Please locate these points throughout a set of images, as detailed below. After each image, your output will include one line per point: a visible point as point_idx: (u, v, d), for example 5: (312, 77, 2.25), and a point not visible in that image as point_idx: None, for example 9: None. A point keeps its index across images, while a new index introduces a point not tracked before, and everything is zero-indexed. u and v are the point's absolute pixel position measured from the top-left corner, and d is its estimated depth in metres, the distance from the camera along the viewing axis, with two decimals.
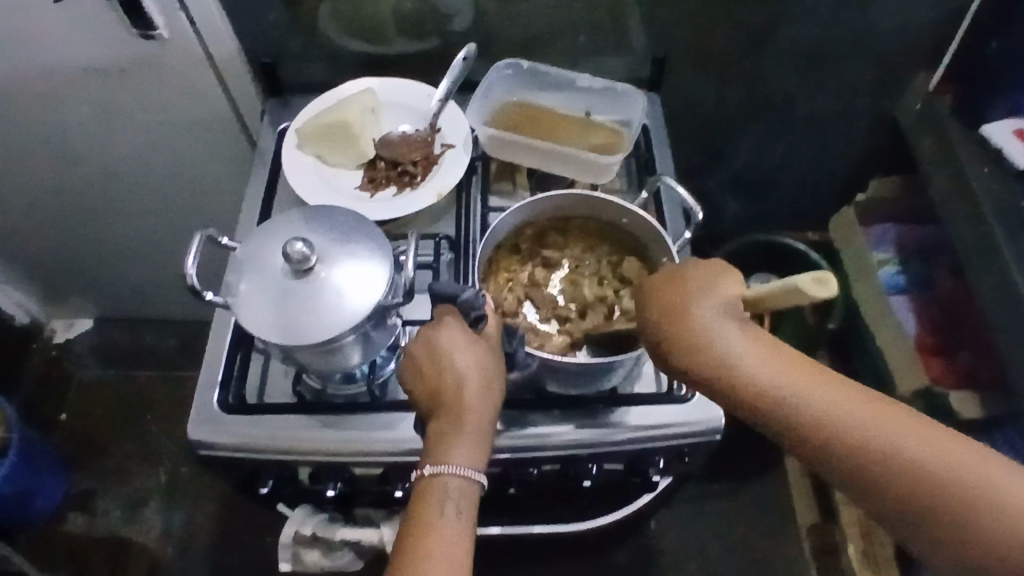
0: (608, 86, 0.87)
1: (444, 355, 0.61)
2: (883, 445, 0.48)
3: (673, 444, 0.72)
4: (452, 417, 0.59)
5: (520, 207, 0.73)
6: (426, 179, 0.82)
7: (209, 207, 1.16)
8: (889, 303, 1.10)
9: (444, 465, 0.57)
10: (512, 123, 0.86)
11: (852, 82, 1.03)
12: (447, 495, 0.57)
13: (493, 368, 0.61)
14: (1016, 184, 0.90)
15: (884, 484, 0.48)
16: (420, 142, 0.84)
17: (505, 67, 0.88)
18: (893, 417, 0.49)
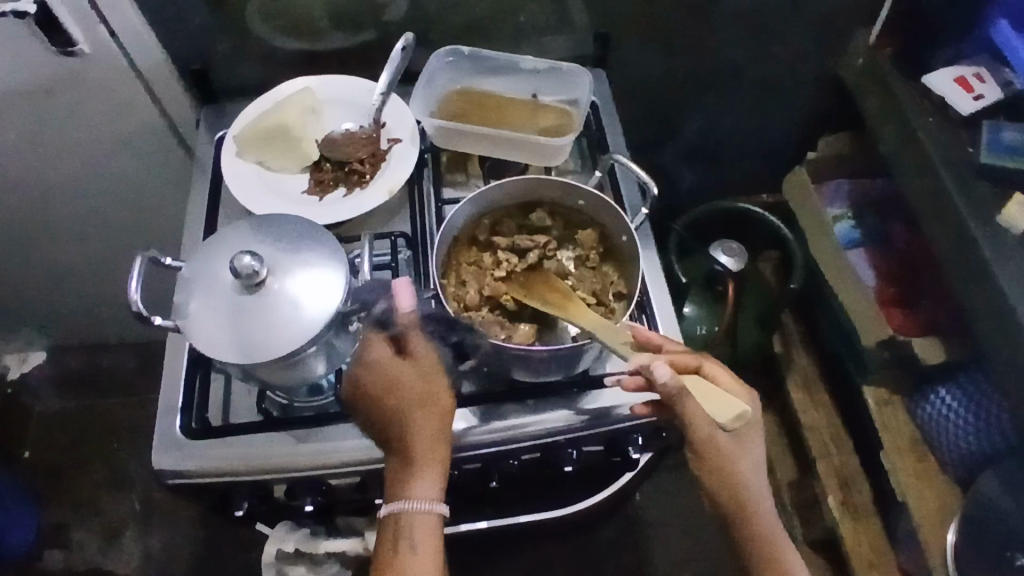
0: (553, 67, 0.85)
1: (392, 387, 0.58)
2: (757, 517, 0.62)
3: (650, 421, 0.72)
4: (404, 451, 0.58)
5: (473, 198, 0.72)
6: (375, 176, 0.80)
7: (154, 224, 1.11)
8: (849, 259, 1.10)
9: (400, 501, 0.57)
10: (458, 112, 0.84)
11: (795, 41, 1.03)
12: (407, 530, 0.57)
13: (438, 390, 0.59)
14: (961, 132, 0.90)
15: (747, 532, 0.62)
16: (365, 139, 0.81)
17: (446, 55, 0.86)
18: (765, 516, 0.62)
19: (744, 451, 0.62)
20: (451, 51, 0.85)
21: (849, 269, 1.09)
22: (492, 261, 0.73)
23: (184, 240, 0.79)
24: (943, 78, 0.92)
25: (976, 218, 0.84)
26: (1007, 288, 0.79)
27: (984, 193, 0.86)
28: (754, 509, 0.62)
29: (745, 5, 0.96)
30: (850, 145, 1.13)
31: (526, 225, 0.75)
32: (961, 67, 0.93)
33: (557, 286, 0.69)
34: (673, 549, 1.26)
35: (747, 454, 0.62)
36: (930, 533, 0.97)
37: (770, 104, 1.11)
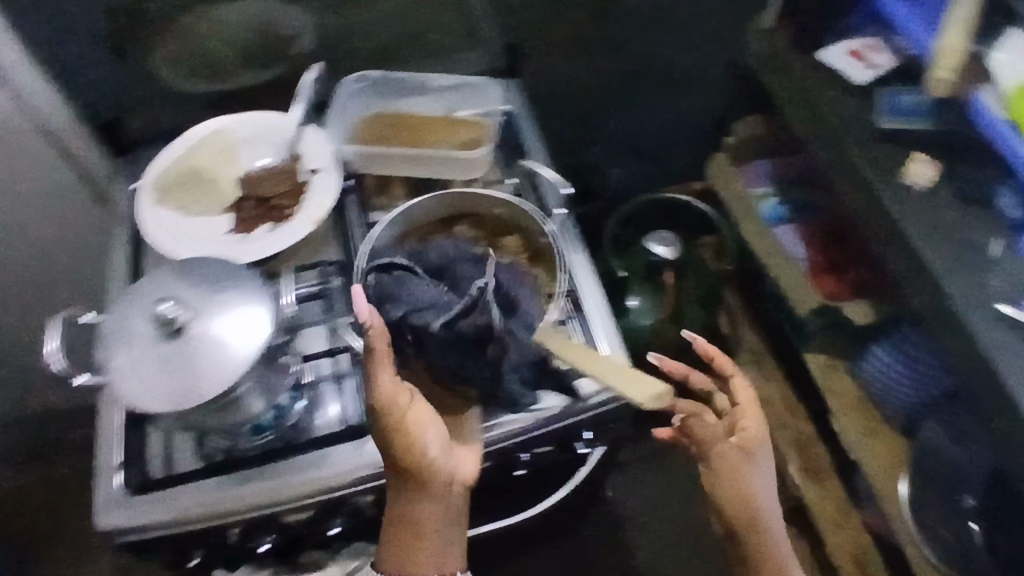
0: (461, 81, 0.88)
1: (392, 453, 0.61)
2: (761, 531, 0.66)
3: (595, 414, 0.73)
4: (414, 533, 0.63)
5: (390, 219, 0.74)
6: (295, 208, 0.79)
7: None
8: (777, 236, 1.15)
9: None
10: (374, 136, 0.85)
11: (697, 30, 1.06)
12: None
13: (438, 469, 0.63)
14: (859, 99, 0.94)
15: (748, 545, 0.66)
16: (284, 173, 0.81)
17: (355, 82, 0.88)
18: (772, 532, 0.67)
19: (743, 474, 0.68)
20: (360, 77, 0.87)
21: (778, 246, 1.14)
22: None
23: (108, 293, 0.78)
24: (836, 53, 0.97)
25: (883, 179, 0.88)
26: (918, 242, 0.83)
27: (889, 153, 0.89)
28: (760, 531, 0.66)
29: (642, 1, 0.99)
30: (764, 127, 1.17)
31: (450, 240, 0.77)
32: (850, 42, 0.98)
33: None
34: (650, 539, 1.27)
35: (751, 473, 0.68)
36: (885, 488, 1.00)
37: (684, 94, 1.15)
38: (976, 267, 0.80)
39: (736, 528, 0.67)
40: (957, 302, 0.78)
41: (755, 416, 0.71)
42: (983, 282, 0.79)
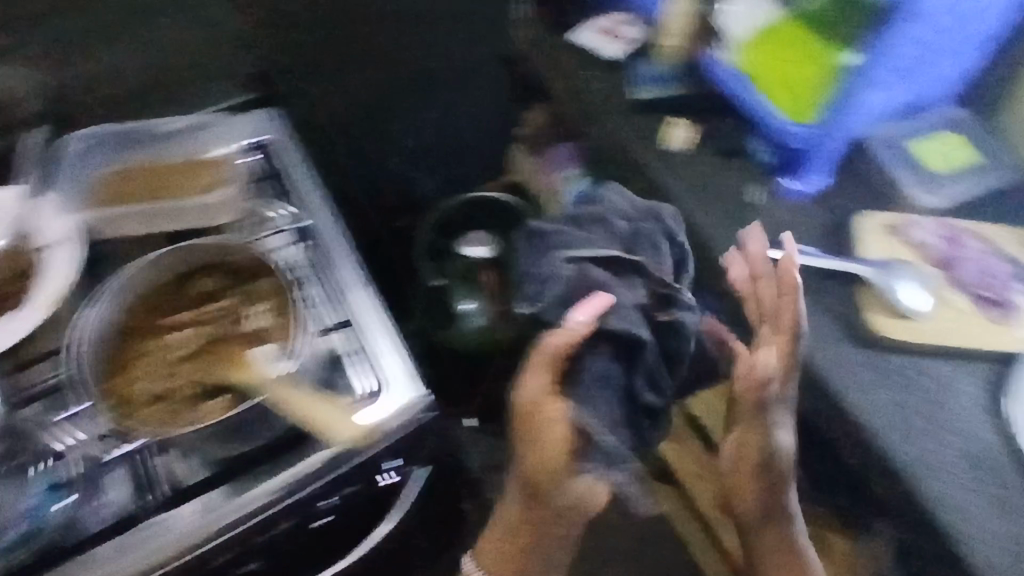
0: (200, 121, 0.85)
1: (529, 459, 0.79)
2: (773, 531, 0.74)
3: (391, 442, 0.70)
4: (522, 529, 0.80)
5: (106, 294, 0.71)
6: (24, 295, 0.71)
7: None
8: (589, 218, 1.13)
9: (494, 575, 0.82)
10: (109, 194, 0.79)
11: (462, 20, 1.05)
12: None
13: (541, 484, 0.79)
14: (618, 76, 0.94)
15: (759, 549, 0.74)
16: (12, 256, 0.73)
17: (85, 140, 0.82)
18: (772, 527, 0.74)
19: (774, 467, 0.75)
20: (88, 134, 0.82)
21: (588, 228, 1.14)
22: (161, 347, 0.72)
23: None
24: (586, 32, 0.98)
25: (646, 145, 0.88)
26: (688, 201, 0.83)
27: (647, 120, 0.90)
28: (773, 535, 0.73)
29: None
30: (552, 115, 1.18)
31: (191, 299, 0.75)
32: (597, 19, 0.99)
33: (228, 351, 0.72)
34: None
35: (754, 478, 0.75)
36: None
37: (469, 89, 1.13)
38: (738, 216, 0.83)
39: (751, 522, 0.75)
40: (726, 252, 0.80)
41: (757, 422, 0.76)
42: (747, 228, 0.82)
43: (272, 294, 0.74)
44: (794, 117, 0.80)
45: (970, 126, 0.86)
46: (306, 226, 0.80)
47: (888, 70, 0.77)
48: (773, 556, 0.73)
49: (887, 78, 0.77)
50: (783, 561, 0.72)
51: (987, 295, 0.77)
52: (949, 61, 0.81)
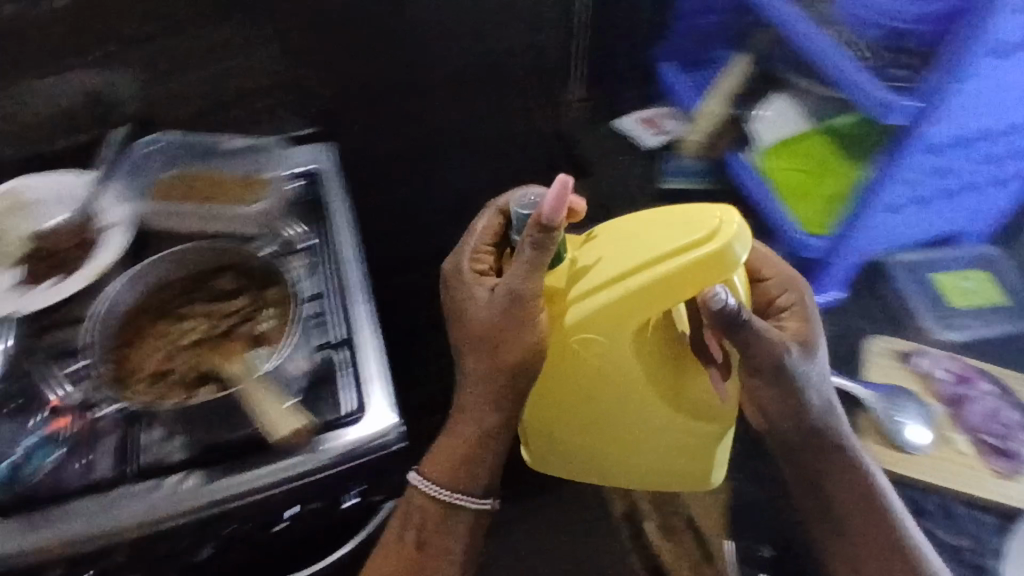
0: (258, 143, 0.91)
1: (488, 344, 0.63)
2: (817, 445, 0.67)
3: (331, 476, 0.65)
4: (456, 458, 0.66)
5: (130, 275, 0.73)
6: (82, 262, 0.78)
7: None
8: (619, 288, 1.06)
9: (421, 480, 0.67)
10: (171, 194, 0.86)
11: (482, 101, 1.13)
12: (415, 507, 0.67)
13: (484, 416, 0.65)
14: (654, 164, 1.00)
15: (806, 462, 0.68)
16: (77, 228, 0.82)
17: (153, 144, 0.90)
18: (818, 446, 0.67)
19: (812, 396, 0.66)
20: (153, 139, 0.89)
21: None
22: (172, 328, 0.73)
23: None
24: (629, 121, 1.01)
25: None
26: None
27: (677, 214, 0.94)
28: (839, 472, 0.67)
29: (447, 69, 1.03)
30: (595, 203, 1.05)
31: (187, 295, 0.75)
32: (643, 112, 1.02)
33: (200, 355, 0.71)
34: None
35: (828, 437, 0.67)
36: None
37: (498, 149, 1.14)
38: None
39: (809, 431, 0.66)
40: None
41: (812, 448, 0.67)
42: None
43: (254, 307, 0.74)
44: (807, 226, 0.82)
45: (999, 262, 0.91)
46: (332, 246, 0.82)
47: (910, 210, 0.79)
48: (837, 476, 0.67)
49: (913, 216, 0.81)
50: (850, 497, 0.67)
51: (998, 443, 0.75)
52: (975, 205, 0.85)
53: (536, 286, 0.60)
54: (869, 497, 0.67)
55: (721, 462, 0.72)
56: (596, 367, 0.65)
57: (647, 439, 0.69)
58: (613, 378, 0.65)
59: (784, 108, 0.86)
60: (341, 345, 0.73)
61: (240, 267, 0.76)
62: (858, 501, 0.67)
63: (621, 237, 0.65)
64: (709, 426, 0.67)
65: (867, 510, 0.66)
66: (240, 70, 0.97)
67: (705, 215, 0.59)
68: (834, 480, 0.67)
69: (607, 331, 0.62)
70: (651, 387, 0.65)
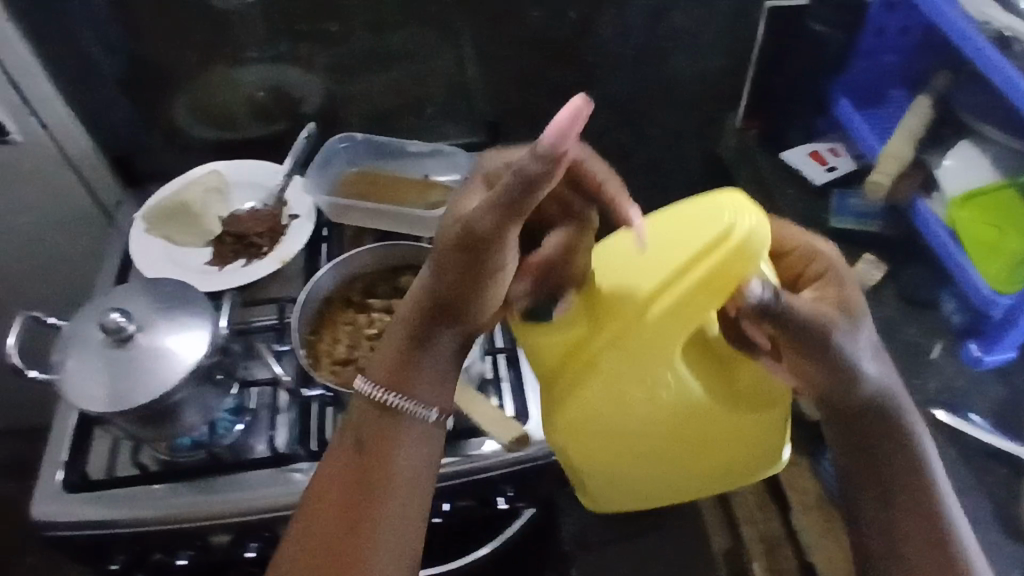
0: (437, 149, 0.95)
1: (452, 275, 0.51)
2: (896, 456, 0.53)
3: (493, 476, 0.75)
4: (383, 398, 0.53)
5: (333, 266, 0.77)
6: (273, 248, 0.87)
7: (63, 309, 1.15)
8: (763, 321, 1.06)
9: (365, 384, 0.55)
10: (355, 190, 0.91)
11: None
12: (337, 453, 0.53)
13: (400, 339, 0.53)
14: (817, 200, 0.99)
15: (896, 477, 0.52)
16: (267, 216, 0.90)
17: (342, 141, 0.94)
18: (897, 455, 0.53)
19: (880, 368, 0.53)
20: (345, 136, 0.94)
21: None
22: (361, 319, 0.77)
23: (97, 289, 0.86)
24: (798, 153, 1.02)
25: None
26: None
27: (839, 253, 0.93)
28: (917, 486, 0.52)
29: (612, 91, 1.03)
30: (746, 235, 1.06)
31: (375, 289, 0.79)
32: (816, 144, 1.02)
33: None
34: None
35: (902, 443, 0.53)
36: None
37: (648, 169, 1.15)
38: (913, 372, 0.85)
39: (885, 444, 0.53)
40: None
41: (896, 452, 0.53)
42: (917, 385, 0.84)
43: None
44: (998, 285, 0.78)
45: None
46: None
47: None
48: (917, 496, 0.53)
49: None
50: (929, 527, 0.52)
51: None
52: None
53: (505, 223, 0.48)
54: (932, 532, 0.52)
55: (773, 456, 0.58)
56: (640, 378, 0.53)
57: (705, 451, 0.56)
58: (653, 398, 0.53)
59: (967, 159, 0.83)
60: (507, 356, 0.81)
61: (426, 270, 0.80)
62: (935, 531, 0.52)
63: (666, 231, 0.52)
64: (767, 415, 0.56)
65: (933, 545, 0.52)
66: (424, 76, 1.01)
67: (733, 198, 0.50)
68: (894, 470, 0.52)
69: (645, 355, 0.52)
70: (691, 392, 0.53)
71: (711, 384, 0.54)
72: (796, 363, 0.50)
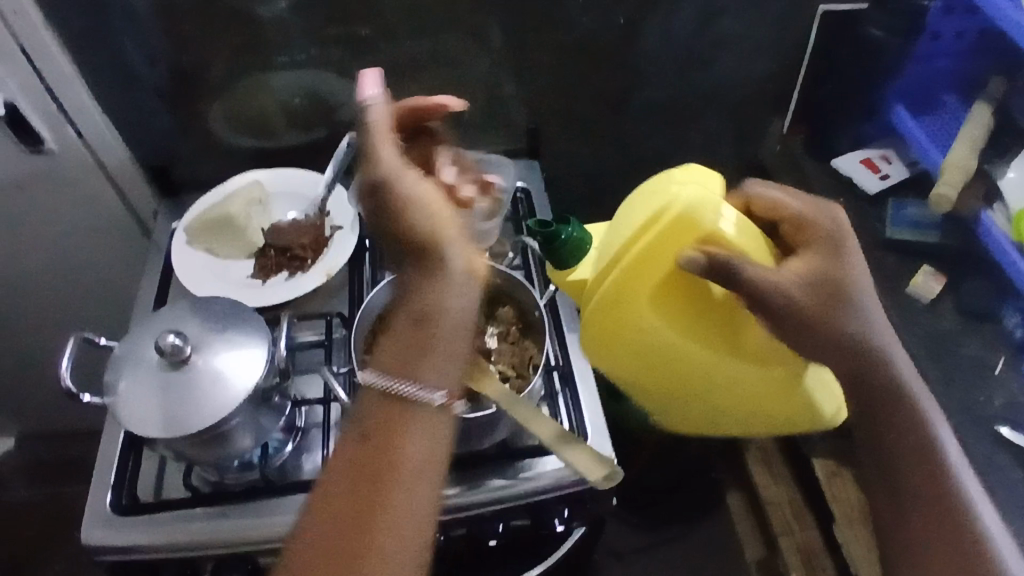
0: (483, 159, 0.93)
1: (394, 218, 0.56)
2: (896, 406, 0.59)
3: (553, 496, 0.73)
4: (410, 349, 0.51)
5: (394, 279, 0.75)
6: (318, 261, 0.85)
7: (100, 316, 1.14)
8: None
9: (370, 374, 0.50)
10: None
11: None
12: (359, 422, 0.49)
13: (413, 297, 0.53)
14: (868, 210, 0.97)
15: (888, 428, 0.59)
16: (310, 227, 0.88)
17: None
18: (889, 405, 0.60)
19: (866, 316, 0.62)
20: None
21: None
22: None
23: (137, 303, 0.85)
24: (849, 160, 1.01)
25: (889, 294, 0.89)
26: (923, 363, 0.83)
27: (892, 264, 0.91)
28: (912, 441, 0.59)
29: (657, 98, 1.00)
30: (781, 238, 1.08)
31: None
32: (868, 150, 1.02)
33: None
34: None
35: (899, 395, 0.60)
36: None
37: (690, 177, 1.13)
38: (976, 391, 0.82)
39: (883, 395, 0.60)
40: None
41: (889, 398, 0.60)
42: (981, 403, 0.81)
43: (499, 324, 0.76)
44: None
45: None
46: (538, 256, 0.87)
47: None
48: (910, 453, 0.58)
49: None
50: (925, 477, 0.57)
51: None
52: None
53: (392, 155, 0.59)
54: (938, 487, 0.57)
55: (813, 388, 0.74)
56: (643, 329, 0.73)
57: (727, 388, 0.74)
58: (656, 345, 0.73)
59: None
60: (563, 371, 0.79)
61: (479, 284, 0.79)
62: (939, 486, 0.57)
63: (638, 209, 0.76)
64: (782, 370, 0.71)
65: (936, 494, 0.56)
66: (465, 83, 0.97)
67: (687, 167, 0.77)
68: (893, 413, 0.60)
69: (632, 307, 0.72)
70: (699, 344, 0.71)
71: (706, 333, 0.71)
72: (776, 322, 0.62)
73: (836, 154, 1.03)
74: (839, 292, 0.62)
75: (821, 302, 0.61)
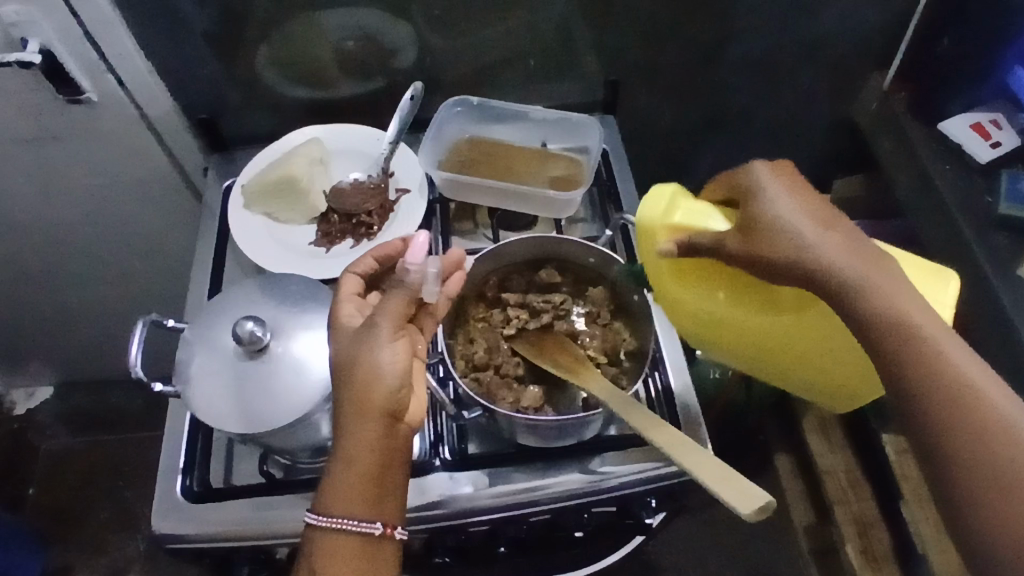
0: (561, 116, 0.84)
1: (352, 371, 0.55)
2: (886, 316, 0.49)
3: (644, 489, 0.69)
4: (353, 490, 0.53)
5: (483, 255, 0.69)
6: (386, 227, 0.79)
7: (145, 271, 1.10)
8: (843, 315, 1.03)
9: (320, 516, 0.54)
10: (468, 161, 0.83)
11: None
12: (315, 547, 0.54)
13: (348, 436, 0.54)
14: (978, 180, 0.89)
15: (890, 345, 0.48)
16: (374, 190, 0.81)
17: (455, 104, 0.85)
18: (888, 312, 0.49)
19: (806, 247, 0.52)
20: (460, 100, 0.85)
21: None
22: (501, 317, 0.69)
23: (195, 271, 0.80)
24: (959, 123, 0.92)
25: (1001, 275, 0.82)
26: None
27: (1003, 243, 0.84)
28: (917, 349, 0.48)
29: (749, 48, 0.91)
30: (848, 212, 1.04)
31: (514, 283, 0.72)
32: (978, 114, 0.92)
33: (539, 347, 0.67)
34: None
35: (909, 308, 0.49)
36: None
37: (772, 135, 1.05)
38: None
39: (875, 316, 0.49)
40: None
41: (882, 308, 0.49)
42: None
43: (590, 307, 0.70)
44: None
45: None
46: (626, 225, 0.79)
47: None
48: (925, 365, 0.47)
49: None
50: (943, 390, 0.46)
51: None
52: None
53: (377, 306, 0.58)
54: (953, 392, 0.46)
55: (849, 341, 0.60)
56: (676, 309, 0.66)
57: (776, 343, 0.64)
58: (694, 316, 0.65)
59: None
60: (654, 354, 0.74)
61: (567, 260, 0.72)
62: (965, 392, 0.46)
63: None
64: (811, 315, 0.60)
65: (962, 412, 0.45)
66: (541, 30, 0.87)
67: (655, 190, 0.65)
68: (884, 351, 0.49)
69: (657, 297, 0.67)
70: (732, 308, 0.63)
71: (744, 296, 0.62)
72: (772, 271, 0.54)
73: (943, 115, 0.94)
74: (784, 242, 0.53)
75: (766, 248, 0.53)
